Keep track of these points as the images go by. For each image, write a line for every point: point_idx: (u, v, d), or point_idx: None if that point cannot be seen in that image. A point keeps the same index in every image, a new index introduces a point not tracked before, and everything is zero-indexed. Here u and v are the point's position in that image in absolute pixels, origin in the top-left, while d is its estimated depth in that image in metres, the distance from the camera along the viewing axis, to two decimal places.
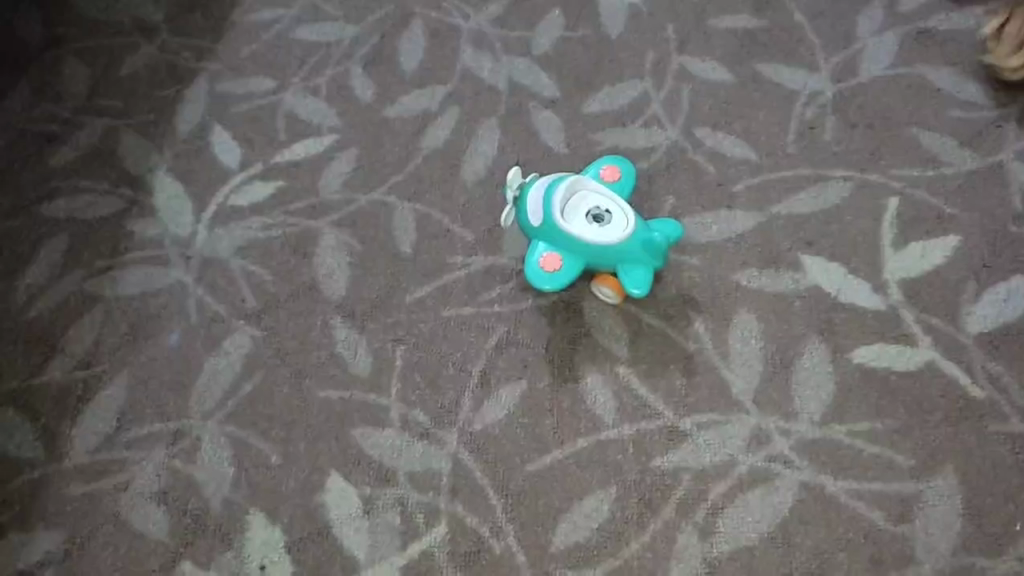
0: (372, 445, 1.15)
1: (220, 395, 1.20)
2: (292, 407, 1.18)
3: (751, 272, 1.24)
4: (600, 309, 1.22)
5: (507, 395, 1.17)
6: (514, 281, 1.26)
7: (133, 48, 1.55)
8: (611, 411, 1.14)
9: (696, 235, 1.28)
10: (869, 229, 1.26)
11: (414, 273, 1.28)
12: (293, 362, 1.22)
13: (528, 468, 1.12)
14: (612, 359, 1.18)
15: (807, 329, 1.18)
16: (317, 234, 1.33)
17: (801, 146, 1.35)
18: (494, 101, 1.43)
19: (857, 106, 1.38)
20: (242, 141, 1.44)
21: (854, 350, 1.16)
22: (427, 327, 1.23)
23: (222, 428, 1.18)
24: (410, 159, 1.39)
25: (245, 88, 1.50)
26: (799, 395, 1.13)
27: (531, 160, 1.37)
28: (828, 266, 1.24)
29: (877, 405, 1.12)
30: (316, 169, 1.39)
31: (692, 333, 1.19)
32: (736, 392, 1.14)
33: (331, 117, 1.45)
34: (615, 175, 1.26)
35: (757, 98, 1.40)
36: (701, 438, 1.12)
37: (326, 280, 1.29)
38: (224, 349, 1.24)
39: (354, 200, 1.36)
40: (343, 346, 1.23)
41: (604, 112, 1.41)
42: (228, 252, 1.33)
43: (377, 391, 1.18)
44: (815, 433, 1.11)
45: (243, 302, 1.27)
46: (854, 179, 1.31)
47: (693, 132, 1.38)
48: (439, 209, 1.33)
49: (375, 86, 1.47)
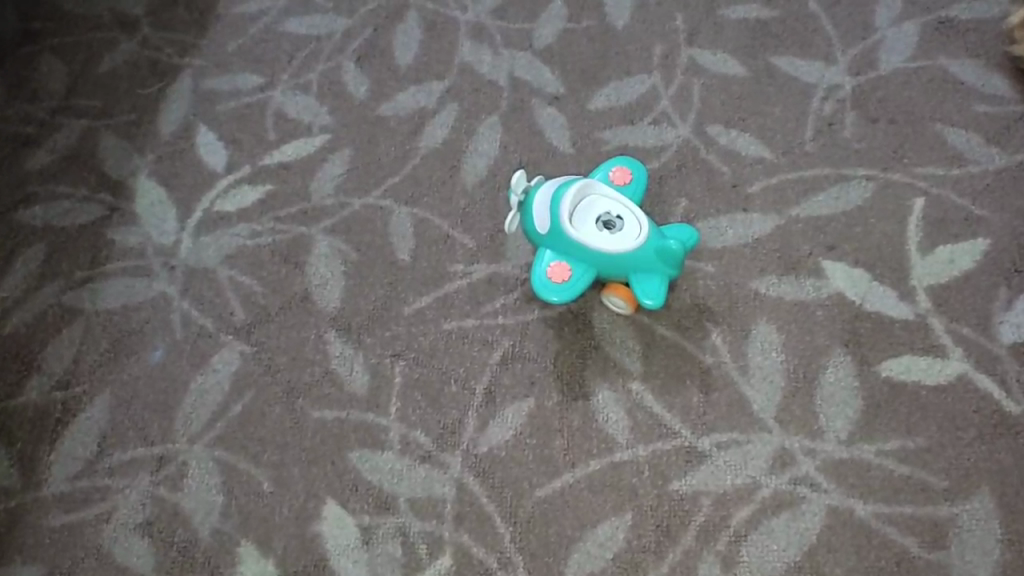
0: (370, 469, 1.08)
1: (207, 417, 1.13)
2: (285, 428, 1.11)
3: (771, 280, 1.17)
4: (610, 321, 1.15)
5: (513, 413, 1.10)
6: (518, 290, 1.18)
7: (113, 43, 1.46)
8: (624, 431, 1.08)
9: (710, 240, 1.21)
10: (893, 232, 1.20)
11: (413, 281, 1.21)
12: (285, 380, 1.14)
13: (537, 493, 1.05)
14: (624, 373, 1.11)
15: (831, 340, 1.12)
16: (309, 241, 1.25)
17: (820, 143, 1.28)
18: (494, 98, 1.36)
19: (878, 101, 1.31)
20: (228, 142, 1.36)
21: (881, 363, 1.10)
22: (427, 341, 1.16)
23: (210, 452, 1.10)
24: (407, 160, 1.31)
25: (231, 85, 1.41)
26: (824, 412, 1.07)
27: (535, 160, 1.30)
28: (851, 272, 1.17)
29: (907, 421, 1.06)
30: (308, 171, 1.32)
31: (709, 346, 1.12)
32: (757, 409, 1.08)
33: (322, 115, 1.37)
34: (626, 177, 1.19)
35: (772, 93, 1.33)
36: (721, 460, 1.05)
37: (319, 290, 1.21)
38: (211, 366, 1.16)
39: (348, 204, 1.28)
40: (338, 362, 1.15)
41: (611, 109, 1.33)
42: (214, 261, 1.25)
43: (375, 411, 1.11)
44: (842, 453, 1.04)
45: (231, 315, 1.20)
46: (877, 179, 1.24)
47: (705, 130, 1.30)
48: (439, 213, 1.26)
49: (368, 82, 1.39)
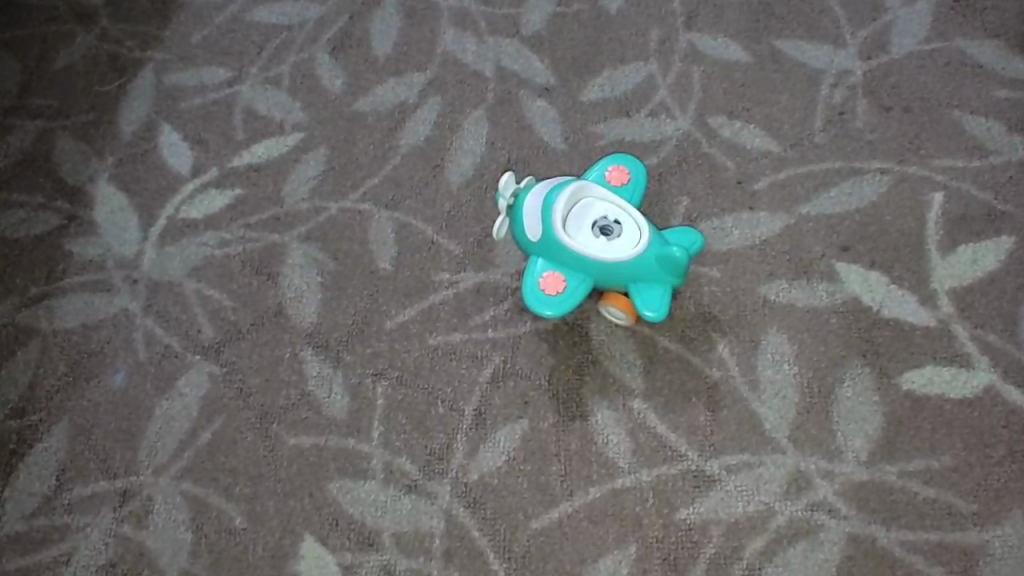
0: (351, 501, 1.00)
1: (173, 446, 1.04)
2: (258, 456, 1.03)
3: (781, 285, 1.08)
4: (609, 332, 1.07)
5: (505, 436, 1.01)
6: (509, 301, 1.10)
7: (70, 36, 1.36)
8: (626, 454, 0.99)
9: (715, 242, 1.12)
10: (911, 230, 1.11)
11: (395, 293, 1.12)
12: (258, 404, 1.06)
13: (532, 525, 0.97)
14: (624, 390, 1.03)
15: (847, 350, 1.03)
16: (282, 250, 1.16)
17: (831, 135, 1.19)
18: (480, 90, 1.26)
19: (892, 87, 1.22)
20: (194, 143, 1.26)
21: (902, 375, 1.02)
22: (412, 358, 1.07)
23: (178, 485, 1.02)
24: (387, 159, 1.21)
25: (197, 80, 1.31)
26: (841, 430, 0.99)
27: (525, 158, 1.20)
28: (867, 275, 1.08)
29: (931, 439, 0.98)
30: (279, 173, 1.22)
31: (716, 358, 1.04)
32: (769, 428, 0.99)
33: (294, 112, 1.27)
34: (623, 177, 1.09)
35: (778, 80, 1.24)
36: (731, 485, 0.97)
37: (293, 304, 1.12)
38: (178, 390, 1.07)
39: (324, 209, 1.19)
40: (315, 383, 1.07)
41: (605, 100, 1.24)
42: (180, 273, 1.16)
43: (356, 436, 1.03)
44: (862, 475, 0.96)
45: (199, 333, 1.11)
46: (892, 172, 1.16)
47: (707, 121, 1.21)
48: (422, 217, 1.17)
49: (344, 74, 1.29)
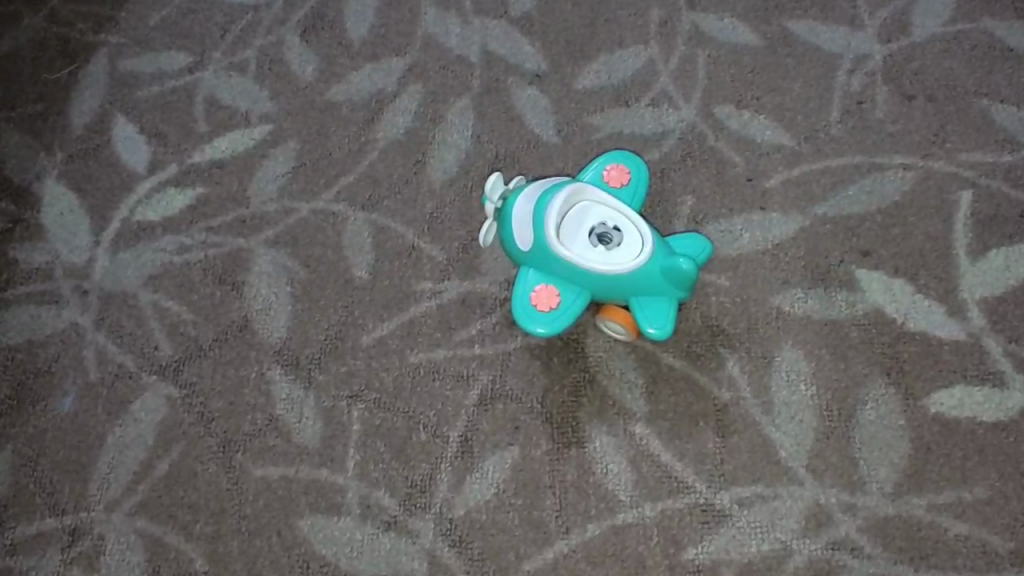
0: (325, 540, 0.90)
1: (127, 479, 0.95)
2: (221, 490, 0.93)
3: (797, 294, 0.99)
4: (608, 348, 0.97)
5: (493, 467, 0.92)
6: (497, 313, 1.00)
7: (16, 17, 1.23)
8: (627, 486, 0.90)
9: (724, 246, 1.02)
10: (938, 233, 1.02)
11: (372, 305, 1.01)
12: (221, 430, 0.96)
13: (525, 566, 0.88)
14: (625, 414, 0.94)
15: (870, 368, 0.94)
16: (247, 257, 1.05)
17: (849, 126, 1.09)
18: (464, 77, 1.15)
19: (914, 73, 1.11)
20: (151, 137, 1.15)
21: (931, 396, 0.92)
22: (390, 377, 0.97)
23: (132, 523, 0.93)
24: (362, 154, 1.11)
25: (155, 66, 1.19)
26: (864, 459, 0.90)
27: (514, 153, 1.10)
28: (890, 283, 0.99)
29: (962, 469, 0.89)
30: (245, 170, 1.11)
31: (725, 378, 0.95)
32: (785, 457, 0.90)
33: (262, 102, 1.15)
34: (623, 177, 0.99)
35: (791, 66, 1.13)
36: (743, 521, 0.88)
37: (260, 317, 1.02)
38: (132, 415, 0.97)
39: (294, 210, 1.08)
40: (284, 407, 0.97)
41: (602, 88, 1.13)
42: (135, 284, 1.05)
43: (329, 467, 0.93)
44: (887, 510, 0.88)
45: (155, 351, 1.01)
46: (916, 168, 1.06)
47: (713, 111, 1.11)
48: (402, 219, 1.06)
49: (316, 60, 1.18)
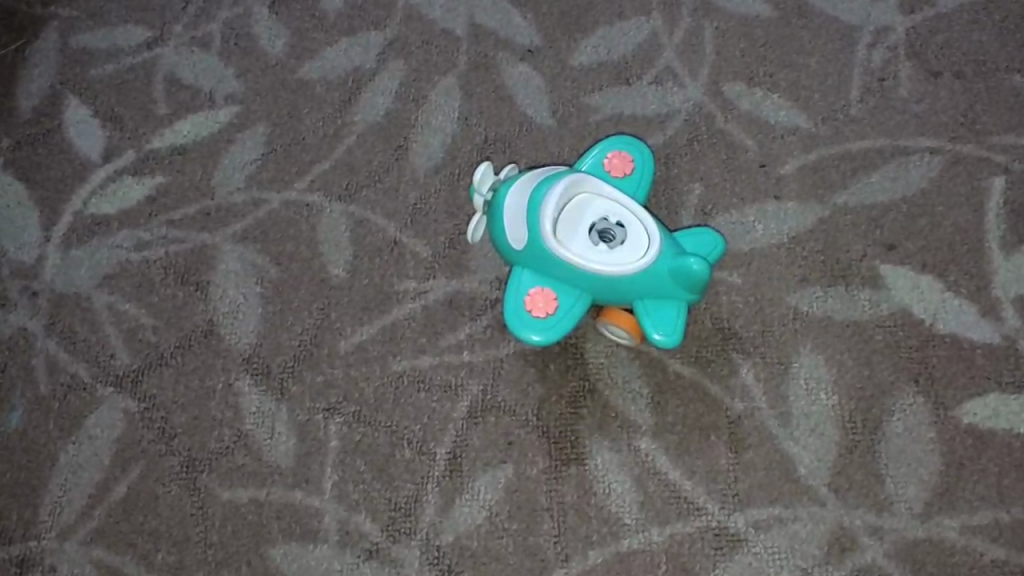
0: (301, 571, 0.83)
1: (81, 503, 0.86)
2: (186, 516, 0.85)
3: (815, 294, 0.90)
4: (609, 353, 0.88)
5: (485, 487, 0.84)
6: (488, 316, 0.91)
7: None
8: (632, 507, 0.83)
9: (736, 240, 0.93)
10: (968, 224, 0.93)
11: (350, 307, 0.92)
12: (185, 448, 0.87)
13: None
14: (629, 427, 0.85)
15: (896, 375, 0.86)
16: (212, 254, 0.96)
17: (870, 106, 0.99)
18: (450, 52, 1.04)
19: (940, 47, 1.02)
20: (106, 120, 1.04)
21: (963, 406, 0.85)
22: (370, 388, 0.89)
23: (87, 552, 0.84)
24: (338, 139, 1.01)
25: (110, 41, 1.08)
26: (891, 476, 0.82)
27: (505, 137, 1.00)
28: (917, 280, 0.90)
29: (998, 486, 0.82)
30: (209, 156, 1.01)
31: (738, 386, 0.86)
32: (805, 475, 0.83)
33: (227, 81, 1.05)
34: (626, 166, 0.89)
35: (807, 39, 1.03)
36: (760, 546, 0.81)
37: (227, 321, 0.93)
38: (86, 431, 0.88)
39: (263, 201, 0.98)
40: (254, 421, 0.88)
41: (600, 65, 1.03)
42: (89, 284, 0.95)
43: (304, 488, 0.85)
44: (917, 532, 0.81)
45: (111, 360, 0.91)
46: (943, 152, 0.97)
47: (722, 90, 1.01)
48: (382, 211, 0.97)
49: (286, 33, 1.07)
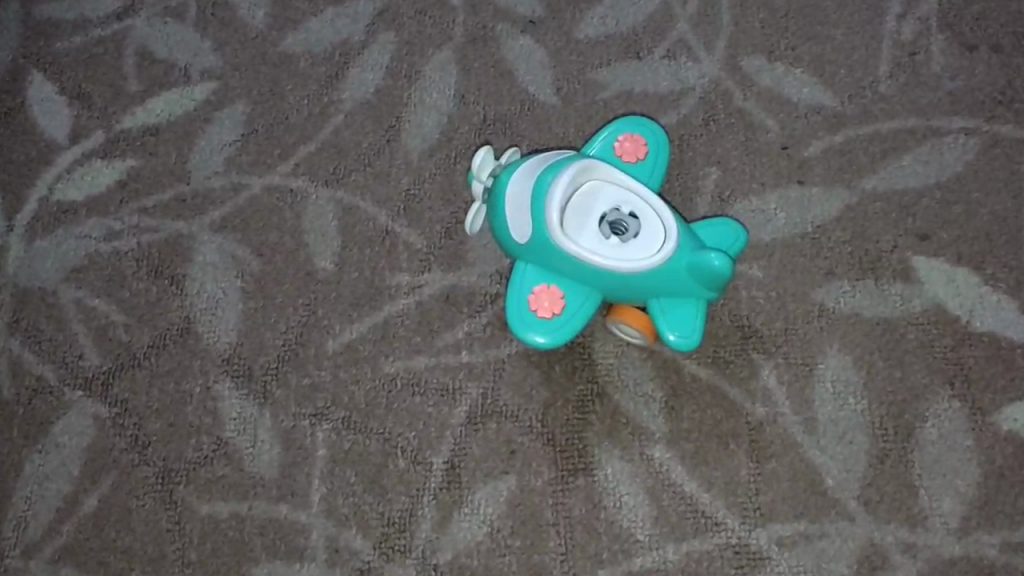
0: None
1: (49, 518, 0.79)
2: (162, 532, 0.79)
3: (842, 288, 0.83)
4: (620, 354, 0.81)
5: (486, 500, 0.78)
6: (488, 313, 0.84)
7: None
8: (645, 522, 0.76)
9: (756, 229, 0.86)
10: (1007, 212, 0.86)
11: (338, 302, 0.85)
12: (160, 458, 0.81)
13: None
14: (641, 434, 0.79)
15: (930, 378, 0.80)
16: (188, 245, 0.88)
17: (901, 82, 0.92)
18: (445, 23, 0.96)
19: (976, 18, 0.94)
20: (73, 98, 0.96)
21: (1003, 411, 0.78)
22: (361, 392, 0.82)
23: (55, 572, 0.78)
24: (324, 119, 0.93)
25: (76, 10, 0.99)
26: (925, 488, 0.76)
27: (505, 116, 0.92)
28: (953, 274, 0.83)
29: None
30: (184, 137, 0.93)
31: (759, 389, 0.80)
32: (832, 487, 0.77)
33: (204, 54, 0.96)
34: (640, 149, 0.82)
35: (832, 10, 0.95)
36: (783, 565, 0.75)
37: (204, 319, 0.85)
38: (53, 440, 0.82)
39: (243, 186, 0.90)
40: (235, 428, 0.81)
41: (608, 37, 0.95)
42: (55, 278, 0.88)
43: (290, 502, 0.79)
44: (952, 549, 0.75)
45: (80, 361, 0.84)
46: (980, 133, 0.89)
47: (741, 65, 0.93)
48: (373, 198, 0.89)
49: (266, 2, 0.98)
